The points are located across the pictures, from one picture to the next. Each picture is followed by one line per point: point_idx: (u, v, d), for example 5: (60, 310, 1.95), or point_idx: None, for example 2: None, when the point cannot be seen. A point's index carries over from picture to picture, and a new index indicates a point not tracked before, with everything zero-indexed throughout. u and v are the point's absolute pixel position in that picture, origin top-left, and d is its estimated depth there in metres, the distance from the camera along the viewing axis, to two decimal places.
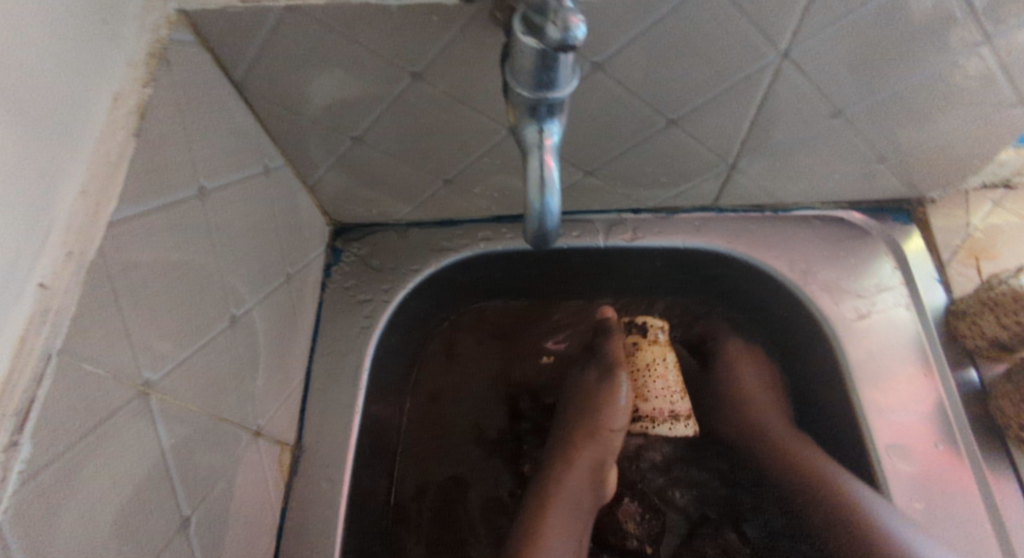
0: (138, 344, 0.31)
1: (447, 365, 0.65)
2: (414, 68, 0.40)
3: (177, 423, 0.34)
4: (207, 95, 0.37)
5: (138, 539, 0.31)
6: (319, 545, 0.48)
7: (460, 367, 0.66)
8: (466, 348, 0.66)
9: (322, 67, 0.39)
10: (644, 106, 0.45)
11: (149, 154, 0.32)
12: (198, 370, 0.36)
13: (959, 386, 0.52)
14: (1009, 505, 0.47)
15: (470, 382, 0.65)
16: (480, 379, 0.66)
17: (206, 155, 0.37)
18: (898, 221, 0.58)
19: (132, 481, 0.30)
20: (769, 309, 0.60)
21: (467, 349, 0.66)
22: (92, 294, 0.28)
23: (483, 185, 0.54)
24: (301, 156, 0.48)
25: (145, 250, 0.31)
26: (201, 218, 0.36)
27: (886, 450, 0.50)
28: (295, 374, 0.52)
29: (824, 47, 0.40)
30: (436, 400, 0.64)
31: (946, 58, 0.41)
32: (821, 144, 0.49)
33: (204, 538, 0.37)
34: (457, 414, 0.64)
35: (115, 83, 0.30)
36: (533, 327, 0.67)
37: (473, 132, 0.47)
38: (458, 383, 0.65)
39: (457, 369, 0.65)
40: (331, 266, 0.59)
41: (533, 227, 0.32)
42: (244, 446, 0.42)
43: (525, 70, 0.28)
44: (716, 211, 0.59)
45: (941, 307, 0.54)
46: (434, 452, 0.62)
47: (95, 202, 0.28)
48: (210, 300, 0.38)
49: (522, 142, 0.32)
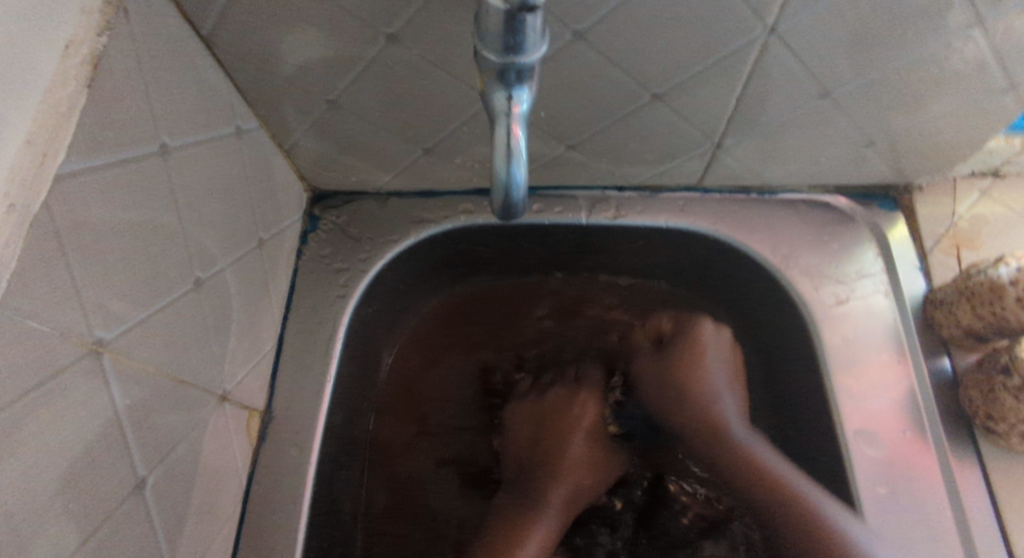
0: (89, 303, 0.30)
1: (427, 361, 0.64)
2: (389, 29, 0.39)
3: (134, 385, 0.33)
4: (171, 48, 0.36)
5: (89, 499, 0.31)
6: (286, 510, 0.48)
7: (433, 360, 0.64)
8: (443, 338, 0.65)
9: (292, 23, 0.38)
10: (627, 79, 0.43)
11: (105, 106, 0.31)
12: (159, 331, 0.36)
13: (932, 374, 0.52)
14: (969, 492, 0.48)
15: (452, 372, 0.65)
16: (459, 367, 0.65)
17: (169, 112, 0.36)
18: (884, 208, 0.57)
19: (82, 440, 0.30)
20: (747, 292, 0.59)
21: (444, 336, 0.65)
22: (36, 249, 0.27)
23: (463, 156, 0.53)
24: (275, 118, 0.47)
25: (99, 204, 0.31)
26: (163, 176, 0.36)
27: (854, 434, 0.50)
28: (267, 340, 0.51)
29: (812, 24, 0.39)
30: (413, 394, 0.63)
31: (939, 39, 0.40)
32: (808, 125, 0.48)
33: (162, 500, 0.37)
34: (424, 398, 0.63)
35: (66, 29, 0.28)
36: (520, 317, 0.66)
37: (452, 99, 0.46)
38: (443, 372, 0.64)
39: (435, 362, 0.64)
40: (308, 233, 0.58)
41: (499, 197, 0.31)
42: (209, 411, 0.42)
43: (491, 33, 0.27)
44: (700, 191, 0.58)
45: (921, 296, 0.54)
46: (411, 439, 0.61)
47: (42, 154, 0.27)
48: (173, 260, 0.37)
49: (490, 109, 0.31)
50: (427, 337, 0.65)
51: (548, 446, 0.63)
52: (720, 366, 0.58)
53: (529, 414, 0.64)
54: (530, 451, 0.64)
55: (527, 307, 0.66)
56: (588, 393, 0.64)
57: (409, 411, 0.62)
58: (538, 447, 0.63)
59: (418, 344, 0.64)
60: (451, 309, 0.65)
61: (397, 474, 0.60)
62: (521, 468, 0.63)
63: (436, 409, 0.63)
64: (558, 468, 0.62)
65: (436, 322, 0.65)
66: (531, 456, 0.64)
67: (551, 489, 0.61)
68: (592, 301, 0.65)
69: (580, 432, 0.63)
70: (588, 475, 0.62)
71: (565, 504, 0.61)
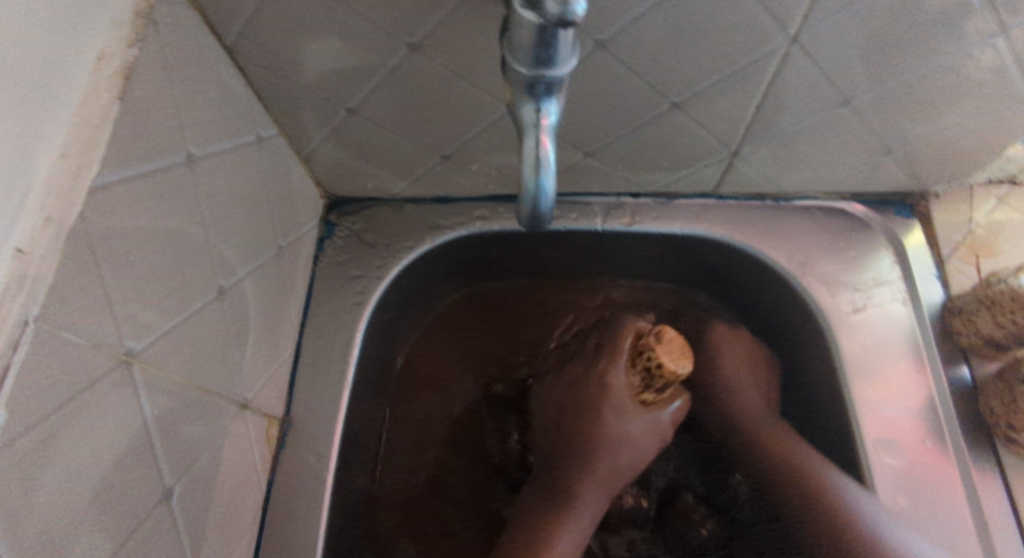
0: (120, 314, 0.30)
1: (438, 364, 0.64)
2: (411, 39, 0.39)
3: (161, 394, 0.34)
4: (197, 58, 0.36)
5: (120, 508, 0.31)
6: (306, 518, 0.48)
7: (443, 362, 0.64)
8: (454, 341, 0.65)
9: (316, 34, 0.38)
10: (647, 87, 0.43)
11: (135, 117, 0.31)
12: (184, 340, 0.36)
13: (951, 382, 0.52)
14: (991, 502, 0.47)
15: (463, 375, 0.64)
16: (469, 371, 0.64)
17: (195, 122, 0.36)
18: (900, 215, 0.57)
19: (113, 450, 0.30)
20: (763, 299, 0.59)
21: (455, 338, 0.65)
22: (72, 261, 0.27)
23: (480, 163, 0.53)
24: (294, 126, 0.47)
25: (129, 216, 0.31)
26: (189, 185, 0.36)
27: (874, 444, 0.50)
28: (285, 347, 0.51)
29: (834, 33, 0.39)
30: (424, 399, 0.62)
31: (960, 48, 0.40)
32: (826, 133, 0.48)
33: (187, 508, 0.37)
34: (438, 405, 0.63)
35: (98, 41, 0.28)
36: (529, 318, 0.66)
37: (472, 107, 0.46)
38: (455, 376, 0.64)
39: (445, 365, 0.64)
40: (324, 239, 0.58)
41: (527, 207, 0.31)
42: (231, 418, 0.42)
43: (523, 46, 0.27)
44: (716, 198, 0.58)
45: (938, 303, 0.54)
46: (428, 447, 0.61)
47: (76, 166, 0.27)
48: (198, 268, 0.37)
49: (519, 121, 0.31)
50: (441, 341, 0.64)
51: (571, 424, 0.56)
52: (730, 348, 0.60)
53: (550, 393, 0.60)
54: (556, 429, 0.58)
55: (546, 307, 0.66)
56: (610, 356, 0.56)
57: (419, 414, 0.62)
58: (562, 427, 0.57)
59: (431, 349, 0.64)
60: (459, 311, 0.65)
61: (411, 484, 0.59)
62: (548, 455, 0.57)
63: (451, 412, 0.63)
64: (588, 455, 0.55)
65: (447, 324, 0.65)
66: (559, 436, 0.57)
67: (580, 473, 0.54)
68: (606, 302, 0.65)
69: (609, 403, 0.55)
70: (627, 451, 0.54)
71: (607, 489, 0.55)
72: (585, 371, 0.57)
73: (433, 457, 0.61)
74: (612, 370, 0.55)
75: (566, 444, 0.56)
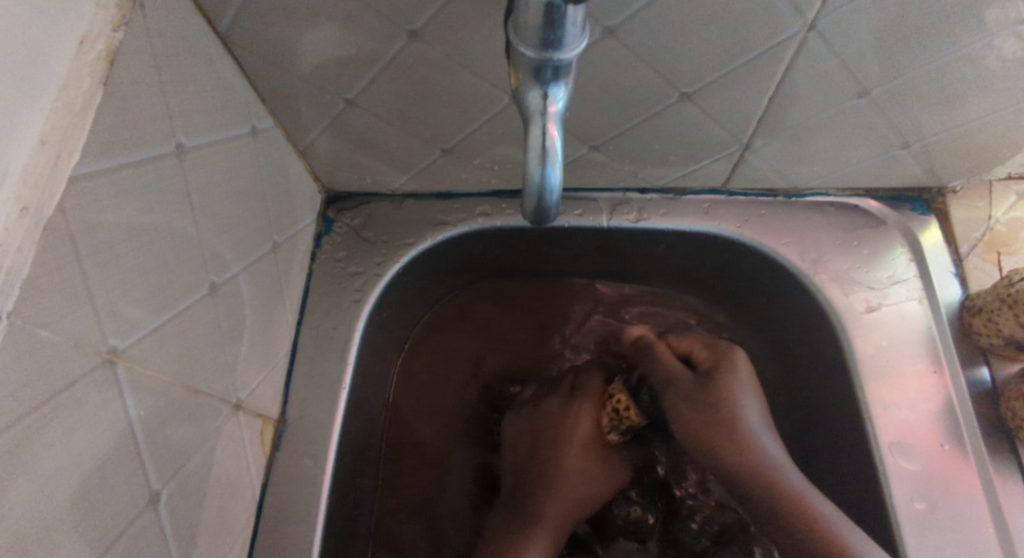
0: (103, 310, 0.29)
1: (425, 398, 0.61)
2: (411, 26, 0.37)
3: (147, 395, 0.32)
4: (188, 44, 0.35)
5: (101, 516, 0.29)
6: (301, 522, 0.46)
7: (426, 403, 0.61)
8: (447, 348, 0.63)
9: (311, 20, 0.37)
10: (657, 78, 0.42)
11: (119, 102, 0.29)
12: (173, 339, 0.34)
13: (970, 385, 0.50)
14: (1014, 509, 0.46)
15: (453, 408, 0.62)
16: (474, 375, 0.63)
17: (184, 110, 0.35)
18: (916, 211, 0.56)
19: (95, 452, 0.29)
20: (773, 300, 0.58)
21: (431, 368, 0.62)
22: (48, 254, 0.25)
23: (483, 157, 0.52)
24: (290, 117, 0.46)
25: (113, 208, 0.29)
26: (178, 178, 0.34)
27: (890, 447, 0.48)
28: (281, 346, 0.50)
29: (854, 19, 0.37)
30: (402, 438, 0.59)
31: (983, 37, 0.38)
32: (842, 126, 0.47)
33: (176, 514, 0.36)
34: (439, 402, 0.61)
35: (79, 25, 0.27)
36: (517, 338, 0.64)
37: (474, 98, 0.44)
38: (443, 405, 0.61)
39: (427, 411, 0.61)
40: (322, 235, 0.56)
41: (532, 200, 0.30)
42: (223, 421, 0.41)
43: (529, 27, 0.26)
44: (725, 194, 0.56)
45: (956, 303, 0.52)
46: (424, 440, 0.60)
47: (55, 155, 0.25)
48: (188, 264, 0.36)
49: (523, 109, 0.29)
50: (445, 335, 0.63)
51: (545, 455, 0.58)
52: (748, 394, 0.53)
53: (524, 423, 0.59)
54: (529, 462, 0.58)
55: (552, 304, 0.64)
56: (585, 395, 0.59)
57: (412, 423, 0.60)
58: (534, 457, 0.58)
59: (436, 344, 0.63)
60: (439, 339, 0.63)
61: (402, 479, 0.58)
62: (517, 481, 0.58)
63: (446, 405, 0.62)
64: (553, 477, 0.57)
65: (424, 355, 0.62)
66: (531, 463, 0.58)
67: (542, 500, 0.57)
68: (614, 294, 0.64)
69: (577, 437, 0.58)
70: (587, 480, 0.58)
71: (563, 514, 0.57)
72: (564, 406, 0.59)
73: (429, 450, 0.60)
74: (584, 407, 0.58)
75: (537, 464, 0.58)
